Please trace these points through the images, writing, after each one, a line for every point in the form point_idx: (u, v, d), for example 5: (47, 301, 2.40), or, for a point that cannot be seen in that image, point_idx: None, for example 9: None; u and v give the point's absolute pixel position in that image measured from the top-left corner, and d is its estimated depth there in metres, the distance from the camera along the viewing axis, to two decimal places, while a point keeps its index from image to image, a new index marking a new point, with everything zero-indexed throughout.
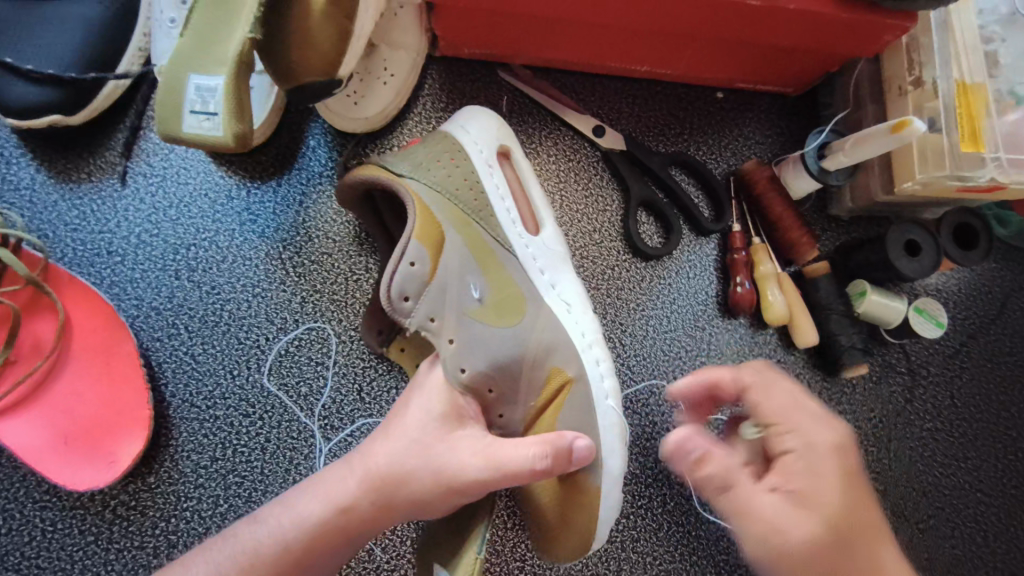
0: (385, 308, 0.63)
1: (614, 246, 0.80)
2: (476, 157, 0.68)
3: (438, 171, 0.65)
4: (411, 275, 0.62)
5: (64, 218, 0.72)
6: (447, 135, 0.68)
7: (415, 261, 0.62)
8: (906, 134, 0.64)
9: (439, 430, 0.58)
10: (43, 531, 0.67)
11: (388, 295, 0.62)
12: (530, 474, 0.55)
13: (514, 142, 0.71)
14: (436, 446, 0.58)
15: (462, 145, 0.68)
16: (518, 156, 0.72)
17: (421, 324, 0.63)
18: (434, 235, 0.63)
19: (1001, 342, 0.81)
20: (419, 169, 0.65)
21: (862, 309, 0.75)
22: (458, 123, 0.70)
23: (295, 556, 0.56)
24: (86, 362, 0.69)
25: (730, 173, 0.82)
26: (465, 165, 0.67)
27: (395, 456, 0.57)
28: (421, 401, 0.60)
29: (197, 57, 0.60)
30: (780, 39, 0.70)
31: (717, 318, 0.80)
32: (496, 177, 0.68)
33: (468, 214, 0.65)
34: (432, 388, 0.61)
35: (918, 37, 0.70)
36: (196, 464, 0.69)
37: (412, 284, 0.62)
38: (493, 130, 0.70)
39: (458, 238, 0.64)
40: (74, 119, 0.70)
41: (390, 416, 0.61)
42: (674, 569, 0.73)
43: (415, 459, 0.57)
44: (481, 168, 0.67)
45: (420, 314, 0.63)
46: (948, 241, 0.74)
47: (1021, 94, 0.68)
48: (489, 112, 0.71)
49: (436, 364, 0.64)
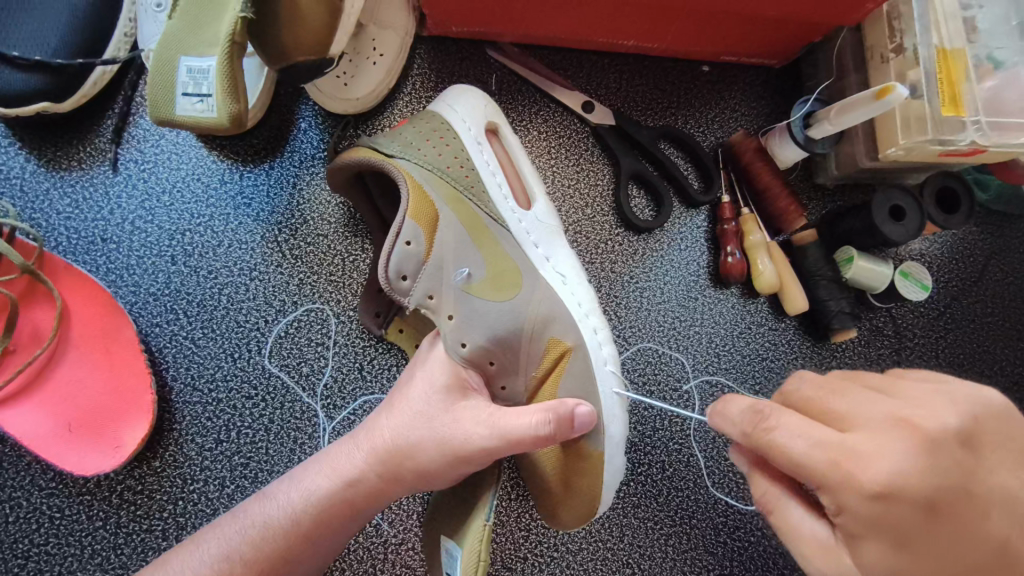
0: (384, 289, 0.63)
1: (607, 220, 0.81)
2: (464, 135, 0.68)
3: (427, 149, 0.66)
4: (407, 254, 0.62)
5: (56, 207, 0.72)
6: (435, 115, 0.69)
7: (410, 240, 0.62)
8: (889, 100, 0.65)
9: (443, 403, 0.59)
10: (51, 518, 0.67)
11: (386, 275, 0.62)
12: (533, 441, 0.55)
13: (502, 118, 0.72)
14: (441, 418, 0.58)
15: (450, 123, 0.68)
16: (507, 132, 0.72)
17: (420, 302, 0.64)
18: (428, 210, 0.63)
19: (983, 303, 0.84)
20: (407, 148, 0.65)
21: (850, 275, 0.77)
22: (445, 102, 0.70)
23: (302, 530, 0.57)
24: (87, 349, 0.69)
25: (718, 144, 0.83)
26: (455, 142, 0.68)
27: (400, 430, 0.58)
28: (423, 377, 0.61)
29: (188, 40, 0.60)
30: (766, 9, 0.71)
31: (709, 288, 0.81)
32: (486, 154, 0.69)
33: (460, 190, 0.65)
34: (434, 364, 0.62)
35: (898, 6, 0.71)
36: (201, 447, 0.69)
37: (409, 263, 0.62)
38: (481, 108, 0.70)
39: (452, 214, 0.64)
40: (63, 105, 0.69)
41: (392, 394, 0.62)
42: (675, 532, 0.75)
43: (421, 430, 0.58)
44: (470, 146, 0.68)
45: (418, 292, 0.63)
46: (930, 206, 0.76)
47: (998, 59, 0.70)
48: (473, 90, 0.71)
49: (437, 341, 0.64)
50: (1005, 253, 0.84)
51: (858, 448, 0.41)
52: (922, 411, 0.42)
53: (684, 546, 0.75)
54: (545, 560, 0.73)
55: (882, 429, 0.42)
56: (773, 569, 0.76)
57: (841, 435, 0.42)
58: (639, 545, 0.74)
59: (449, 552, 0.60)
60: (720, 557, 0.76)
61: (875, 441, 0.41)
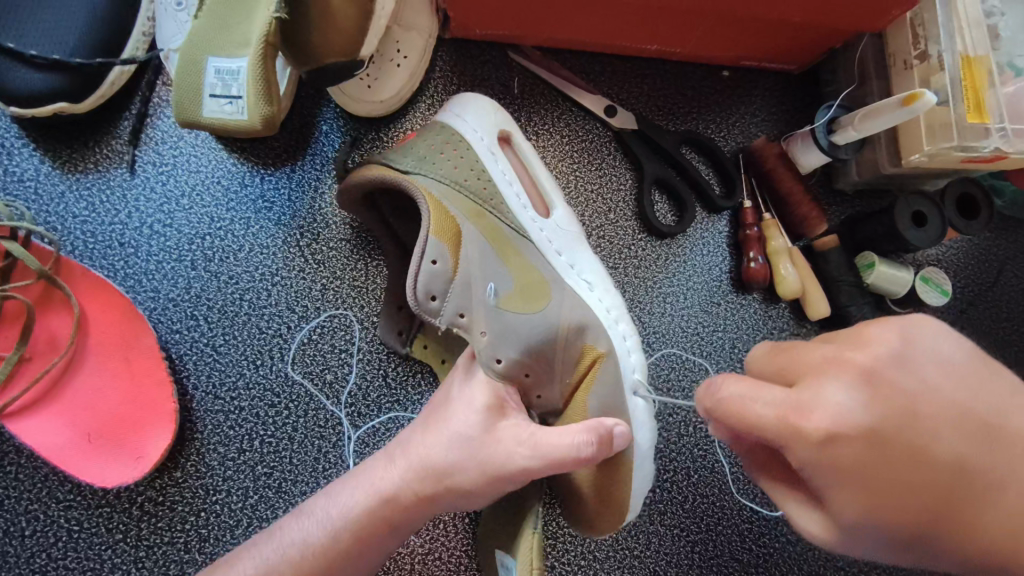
0: (413, 310, 0.63)
1: (630, 226, 0.80)
2: (478, 144, 0.67)
3: (442, 162, 0.65)
4: (434, 274, 0.61)
5: (73, 210, 0.70)
6: (444, 125, 0.68)
7: (436, 259, 0.61)
8: (917, 106, 0.65)
9: (483, 424, 0.58)
10: (69, 531, 0.65)
11: (415, 295, 0.61)
12: (574, 462, 0.55)
13: (514, 126, 0.71)
14: (482, 441, 0.57)
15: (462, 133, 0.67)
16: (519, 139, 0.71)
17: (451, 321, 0.62)
18: (449, 226, 0.62)
19: (999, 308, 0.84)
20: (422, 163, 0.64)
21: (871, 280, 0.77)
22: (453, 112, 0.69)
23: (343, 546, 0.55)
24: (106, 356, 0.67)
25: (738, 149, 0.83)
26: (468, 154, 0.67)
27: (436, 452, 0.57)
28: (463, 399, 0.60)
29: (216, 40, 0.59)
30: (790, 16, 0.71)
31: (731, 294, 0.81)
32: (500, 164, 0.68)
33: (479, 204, 0.65)
34: (472, 384, 0.61)
35: (922, 13, 0.71)
36: (224, 456, 0.68)
37: (437, 282, 0.61)
38: (490, 116, 0.69)
39: (474, 229, 0.63)
40: (80, 106, 0.67)
41: (428, 414, 0.61)
42: (701, 539, 0.75)
43: (462, 454, 0.56)
44: (485, 157, 0.67)
45: (448, 311, 0.62)
46: (952, 212, 0.76)
47: (1019, 67, 0.71)
48: (482, 98, 0.70)
49: (471, 361, 0.64)
50: (1020, 259, 0.85)
51: (803, 399, 0.42)
52: (934, 390, 0.43)
53: (711, 554, 0.75)
54: (572, 569, 0.72)
55: (818, 372, 0.43)
56: (798, 575, 0.76)
57: (787, 393, 0.43)
58: (665, 553, 0.74)
59: (507, 565, 0.60)
60: (746, 564, 0.75)
61: (814, 387, 0.43)
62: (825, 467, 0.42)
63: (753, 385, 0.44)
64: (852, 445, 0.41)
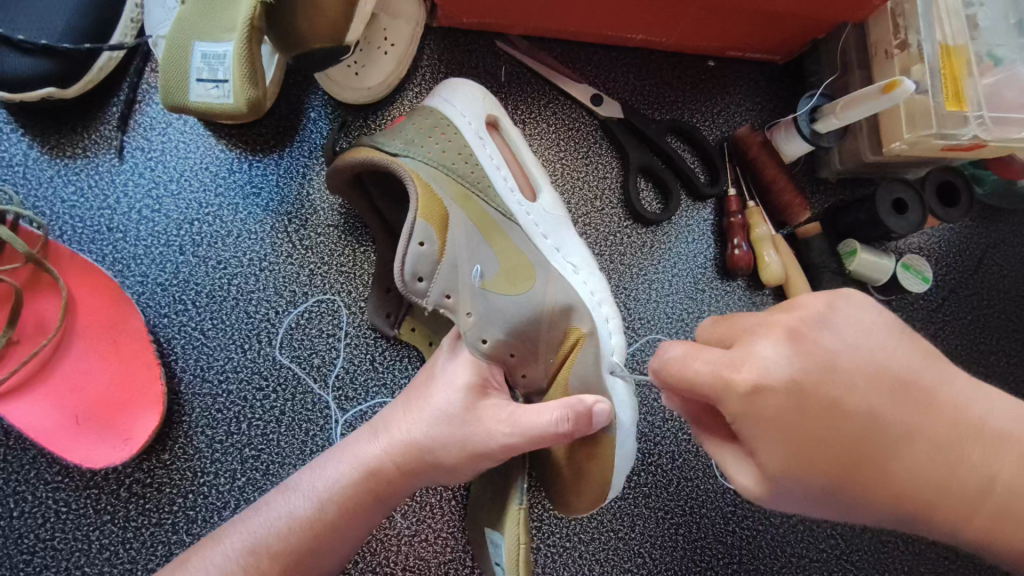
0: (400, 290, 0.63)
1: (616, 213, 0.81)
2: (465, 129, 0.68)
3: (430, 147, 0.65)
4: (421, 255, 0.62)
5: (61, 195, 0.70)
6: (434, 110, 0.69)
7: (424, 241, 0.62)
8: (897, 94, 0.66)
9: (465, 403, 0.58)
10: (57, 513, 0.66)
11: (401, 276, 0.62)
12: (551, 437, 0.56)
13: (501, 111, 0.72)
14: (466, 421, 0.57)
15: (450, 118, 0.68)
16: (507, 124, 0.72)
17: (438, 302, 0.64)
18: (437, 209, 0.63)
19: (980, 296, 0.85)
20: (410, 145, 0.65)
21: (853, 268, 0.79)
22: (442, 97, 0.70)
23: (328, 519, 0.56)
24: (95, 340, 0.68)
25: (723, 138, 0.84)
26: (457, 138, 0.67)
27: (416, 428, 0.58)
28: (446, 378, 0.61)
29: (202, 24, 0.59)
30: (773, 5, 0.72)
31: (716, 280, 0.82)
32: (488, 148, 0.69)
33: (467, 188, 0.65)
34: (456, 363, 0.62)
35: (903, 2, 0.72)
36: (211, 439, 0.68)
37: (424, 264, 0.62)
38: (479, 102, 0.70)
39: (461, 212, 0.64)
40: (69, 92, 0.68)
41: (412, 390, 0.62)
42: (685, 522, 0.76)
43: (445, 432, 0.57)
44: (473, 142, 0.68)
45: (434, 292, 0.63)
46: (933, 199, 0.78)
47: (998, 56, 0.71)
48: (471, 84, 0.71)
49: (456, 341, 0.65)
50: (1000, 247, 0.86)
51: (736, 354, 0.46)
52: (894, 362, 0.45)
53: (695, 536, 0.76)
54: (557, 551, 0.73)
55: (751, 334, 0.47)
56: (781, 557, 0.77)
57: (725, 353, 0.47)
58: (650, 535, 0.75)
59: (493, 542, 0.61)
60: (730, 546, 0.76)
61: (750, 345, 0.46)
62: (752, 417, 0.46)
63: (693, 348, 0.48)
64: (780, 401, 0.45)
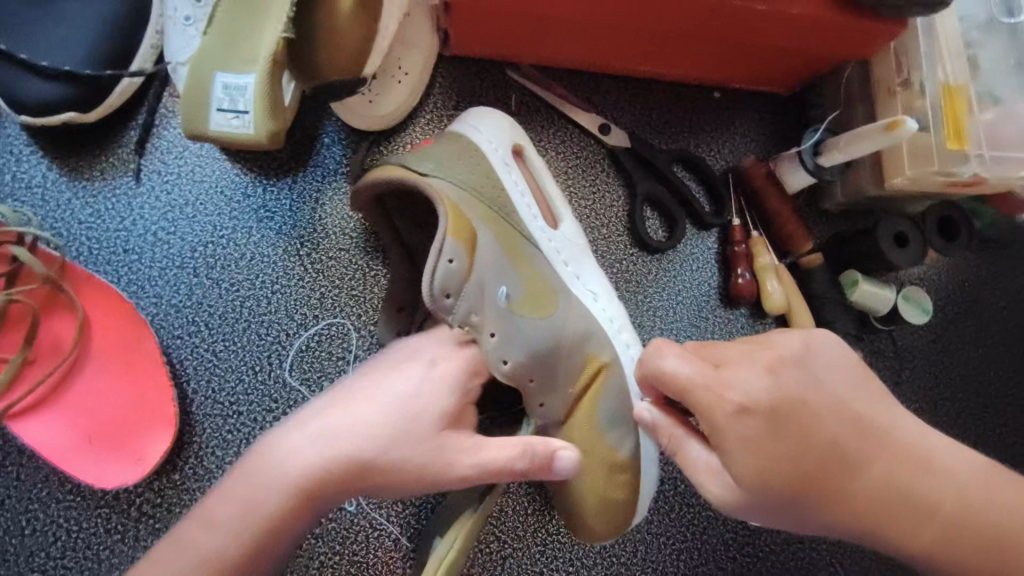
0: (425, 305, 0.63)
1: (622, 240, 0.83)
2: (493, 155, 0.69)
3: (459, 170, 0.66)
4: (450, 273, 0.61)
5: (79, 216, 0.72)
6: (460, 135, 0.70)
7: (453, 259, 0.61)
8: (899, 133, 0.68)
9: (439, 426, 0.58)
10: (68, 531, 0.67)
11: (430, 292, 0.61)
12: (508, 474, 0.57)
13: (526, 140, 0.74)
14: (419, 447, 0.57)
15: (477, 144, 0.69)
16: (531, 153, 0.74)
17: (463, 321, 0.63)
18: (465, 229, 0.63)
19: (978, 327, 0.87)
20: (440, 169, 0.66)
21: (855, 298, 0.80)
22: (469, 123, 0.71)
23: (262, 534, 0.54)
24: (109, 360, 0.69)
25: (728, 168, 0.86)
26: (485, 163, 0.68)
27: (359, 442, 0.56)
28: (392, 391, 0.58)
29: (223, 55, 0.61)
30: (780, 42, 0.74)
31: (719, 308, 0.83)
32: (514, 175, 0.70)
33: (494, 211, 0.67)
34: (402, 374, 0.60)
35: (906, 42, 0.74)
36: (221, 460, 0.69)
37: (452, 281, 0.62)
38: (506, 130, 0.71)
39: (488, 233, 0.65)
40: (89, 116, 0.70)
41: (349, 394, 0.59)
42: (687, 548, 0.77)
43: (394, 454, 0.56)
44: (499, 167, 0.69)
45: (460, 310, 0.63)
46: (931, 232, 0.80)
47: (998, 96, 0.72)
48: (494, 112, 0.73)
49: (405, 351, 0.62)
50: (998, 281, 0.88)
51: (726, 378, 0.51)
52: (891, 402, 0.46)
53: (696, 562, 0.77)
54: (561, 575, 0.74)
55: None
56: None
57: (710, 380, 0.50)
58: (652, 561, 0.76)
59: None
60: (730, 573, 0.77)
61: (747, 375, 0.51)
62: None
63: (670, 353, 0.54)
64: (760, 424, 0.50)
